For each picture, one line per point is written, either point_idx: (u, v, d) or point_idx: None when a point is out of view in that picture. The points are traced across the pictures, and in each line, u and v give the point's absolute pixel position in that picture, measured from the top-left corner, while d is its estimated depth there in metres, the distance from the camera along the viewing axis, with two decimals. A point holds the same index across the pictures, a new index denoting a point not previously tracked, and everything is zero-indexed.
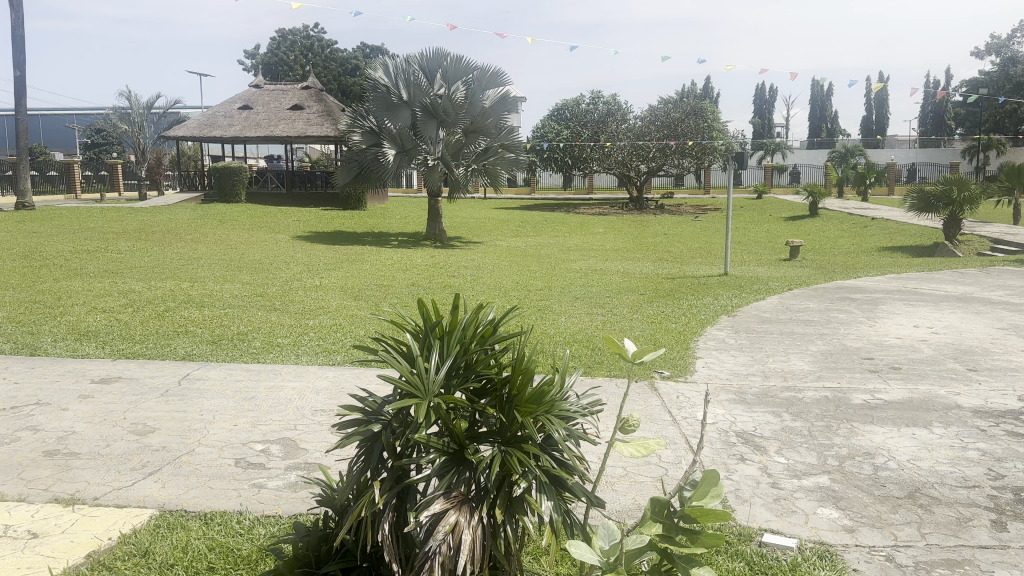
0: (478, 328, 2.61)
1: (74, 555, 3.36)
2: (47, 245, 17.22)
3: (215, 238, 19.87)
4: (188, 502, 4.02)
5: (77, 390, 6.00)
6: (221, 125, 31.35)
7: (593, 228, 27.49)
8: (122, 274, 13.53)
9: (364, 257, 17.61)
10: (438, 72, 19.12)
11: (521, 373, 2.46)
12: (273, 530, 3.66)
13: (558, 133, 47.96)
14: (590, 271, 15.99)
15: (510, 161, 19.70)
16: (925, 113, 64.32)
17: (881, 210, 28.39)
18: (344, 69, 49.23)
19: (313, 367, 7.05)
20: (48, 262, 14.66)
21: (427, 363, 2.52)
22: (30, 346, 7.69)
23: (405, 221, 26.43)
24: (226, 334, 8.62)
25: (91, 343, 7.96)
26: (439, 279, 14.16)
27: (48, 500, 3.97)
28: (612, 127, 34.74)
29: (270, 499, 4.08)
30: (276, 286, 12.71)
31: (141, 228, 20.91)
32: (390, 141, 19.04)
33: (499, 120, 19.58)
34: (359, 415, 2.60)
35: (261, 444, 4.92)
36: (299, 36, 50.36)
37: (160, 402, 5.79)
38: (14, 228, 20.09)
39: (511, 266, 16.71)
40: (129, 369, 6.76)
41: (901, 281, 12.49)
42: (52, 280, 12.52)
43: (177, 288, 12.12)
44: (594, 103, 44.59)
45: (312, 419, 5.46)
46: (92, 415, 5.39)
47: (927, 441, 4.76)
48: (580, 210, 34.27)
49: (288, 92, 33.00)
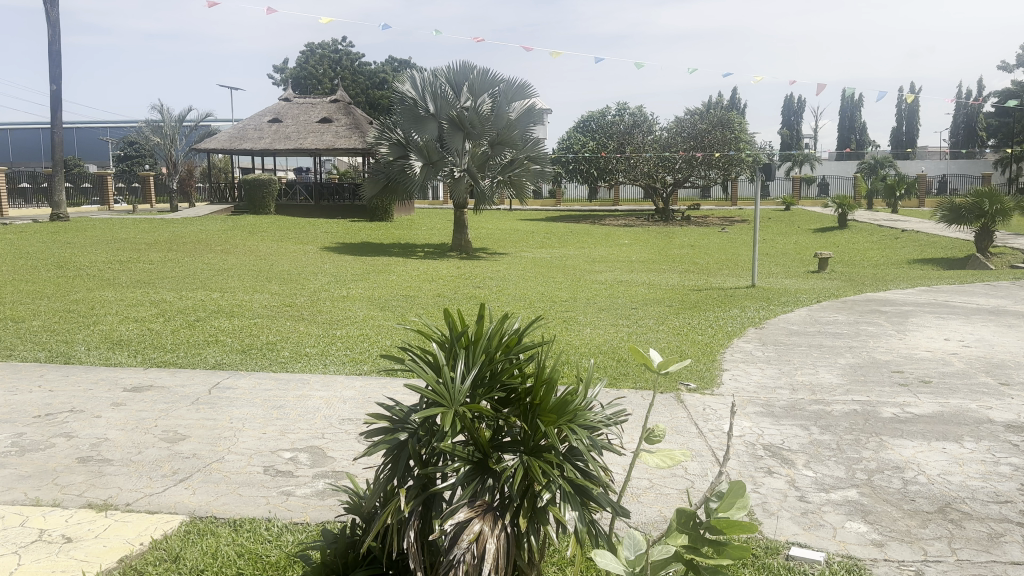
0: (502, 337, 2.64)
1: (107, 560, 3.43)
2: (80, 255, 17.59)
3: (246, 249, 20.17)
4: (217, 509, 4.09)
5: (110, 398, 6.13)
6: (252, 138, 31.85)
7: (618, 239, 27.48)
8: (154, 284, 13.79)
9: (390, 268, 17.76)
10: (464, 84, 19.28)
11: (544, 384, 2.48)
12: (300, 538, 3.70)
13: (584, 145, 48.07)
14: (615, 282, 15.98)
15: (536, 172, 19.76)
16: (957, 123, 63.48)
17: (911, 221, 28.03)
18: (373, 82, 49.87)
19: (340, 377, 7.12)
20: (83, 272, 14.98)
21: (453, 372, 2.56)
22: (65, 354, 7.87)
23: (431, 232, 26.62)
24: (256, 344, 8.74)
25: (124, 352, 8.12)
26: (464, 290, 14.23)
27: (81, 505, 4.06)
28: (638, 139, 34.73)
29: (298, 506, 4.13)
30: (304, 296, 12.87)
31: (173, 239, 21.30)
32: (417, 153, 19.23)
33: (525, 132, 19.65)
34: (386, 423, 2.63)
35: (289, 452, 4.99)
36: (328, 50, 51.16)
37: (191, 410, 5.89)
38: (49, 239, 20.55)
39: (536, 277, 16.74)
40: (160, 378, 6.88)
41: (932, 294, 12.31)
42: (86, 290, 12.78)
43: (208, 298, 12.31)
44: (620, 114, 44.68)
45: (339, 428, 5.51)
46: (124, 423, 5.50)
47: (957, 455, 4.68)
48: (606, 221, 34.24)
49: (317, 105, 33.46)
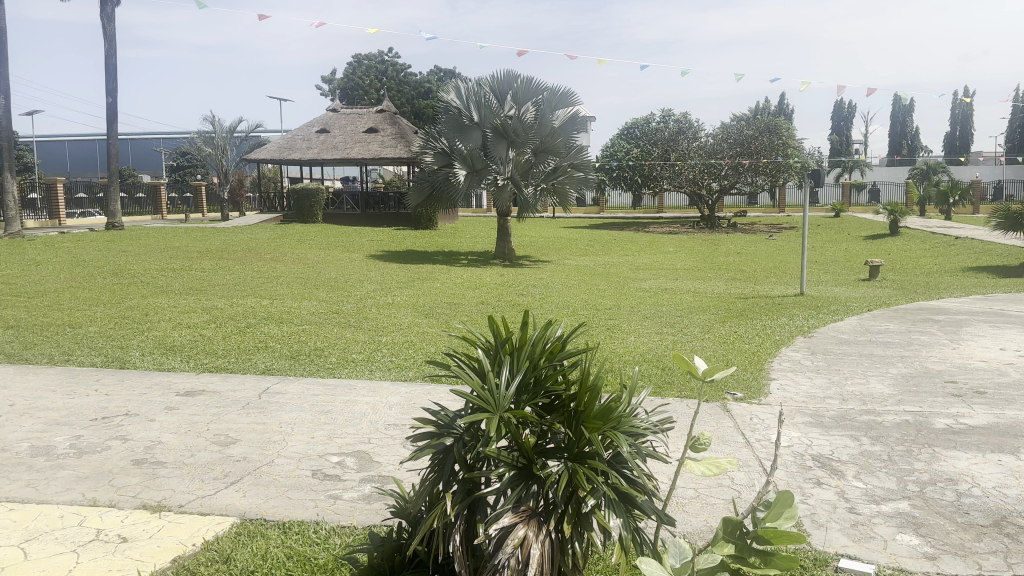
0: (546, 344, 2.66)
1: (161, 559, 3.54)
2: (135, 263, 18.15)
3: (295, 257, 20.57)
4: (267, 511, 4.19)
5: (163, 402, 6.32)
6: (300, 148, 32.50)
7: (663, 247, 27.27)
8: (206, 291, 14.18)
9: (435, 275, 17.92)
10: (508, 94, 19.27)
11: (588, 390, 2.51)
12: (347, 540, 3.77)
13: (628, 152, 47.89)
14: (660, 290, 15.86)
15: (579, 179, 19.74)
16: (1015, 127, 61.51)
17: (966, 229, 27.28)
18: (418, 93, 50.51)
19: (385, 383, 7.20)
20: (138, 280, 15.48)
21: (497, 378, 2.60)
22: (121, 359, 8.15)
23: (475, 240, 26.79)
24: (303, 350, 8.92)
25: (177, 357, 8.36)
26: (508, 297, 14.27)
27: (136, 507, 4.19)
28: (683, 146, 34.47)
29: (345, 509, 4.21)
30: (351, 304, 13.08)
31: (224, 248, 21.83)
32: (462, 161, 19.45)
33: (568, 140, 19.67)
34: (431, 428, 2.67)
35: (337, 456, 5.09)
36: (374, 61, 52.03)
37: (242, 414, 6.04)
38: (105, 247, 21.25)
39: (580, 284, 16.72)
40: (212, 383, 7.07)
41: (989, 303, 11.94)
42: (140, 296, 13.19)
43: (257, 305, 12.60)
44: (664, 121, 44.43)
45: (384, 433, 5.59)
46: (177, 426, 5.67)
47: (1014, 468, 4.54)
48: (651, 228, 34.04)
49: (364, 116, 34.00)
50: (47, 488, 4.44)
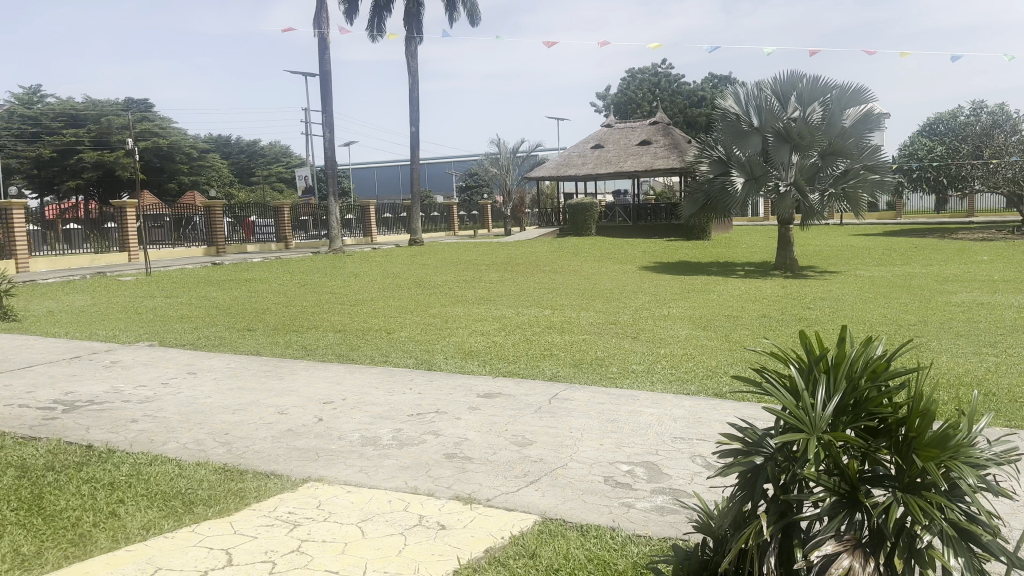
0: (868, 362, 2.47)
1: (476, 548, 3.83)
2: (434, 275, 20.13)
3: (572, 269, 21.36)
4: (566, 513, 4.38)
5: (467, 402, 6.91)
6: (577, 164, 33.68)
7: (976, 256, 23.93)
8: (495, 301, 15.26)
9: (712, 287, 17.50)
10: (792, 95, 18.32)
11: (921, 415, 2.28)
12: (644, 550, 3.82)
13: (930, 150, 42.81)
14: (976, 304, 13.91)
15: (873, 183, 18.07)
16: None
17: None
18: (691, 102, 49.87)
19: (670, 395, 7.18)
20: (438, 290, 17.13)
21: (811, 398, 2.46)
22: (428, 361, 9.07)
23: (752, 250, 25.72)
24: (587, 359, 9.21)
25: (475, 362, 9.10)
26: (792, 310, 13.46)
27: (451, 497, 4.59)
28: (1003, 139, 29.98)
29: (640, 519, 4.27)
30: (628, 315, 13.24)
31: (509, 260, 23.34)
32: (739, 169, 18.75)
33: (861, 140, 18.10)
34: (739, 445, 2.61)
35: (627, 465, 5.18)
36: (647, 74, 52.41)
37: (535, 418, 6.40)
38: (409, 260, 23.85)
39: (876, 297, 15.24)
40: (507, 386, 7.58)
41: None
42: (440, 305, 14.59)
43: (541, 315, 13.27)
44: (977, 113, 39.04)
45: (673, 446, 5.56)
46: (480, 425, 6.16)
47: None
48: (960, 235, 30.07)
49: (638, 128, 34.34)
50: (376, 475, 4.92)
